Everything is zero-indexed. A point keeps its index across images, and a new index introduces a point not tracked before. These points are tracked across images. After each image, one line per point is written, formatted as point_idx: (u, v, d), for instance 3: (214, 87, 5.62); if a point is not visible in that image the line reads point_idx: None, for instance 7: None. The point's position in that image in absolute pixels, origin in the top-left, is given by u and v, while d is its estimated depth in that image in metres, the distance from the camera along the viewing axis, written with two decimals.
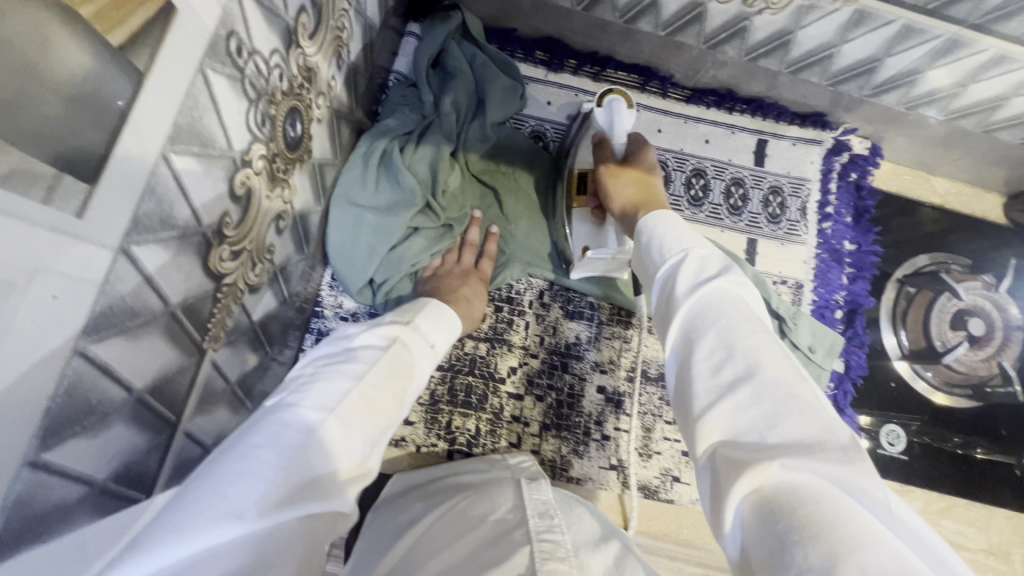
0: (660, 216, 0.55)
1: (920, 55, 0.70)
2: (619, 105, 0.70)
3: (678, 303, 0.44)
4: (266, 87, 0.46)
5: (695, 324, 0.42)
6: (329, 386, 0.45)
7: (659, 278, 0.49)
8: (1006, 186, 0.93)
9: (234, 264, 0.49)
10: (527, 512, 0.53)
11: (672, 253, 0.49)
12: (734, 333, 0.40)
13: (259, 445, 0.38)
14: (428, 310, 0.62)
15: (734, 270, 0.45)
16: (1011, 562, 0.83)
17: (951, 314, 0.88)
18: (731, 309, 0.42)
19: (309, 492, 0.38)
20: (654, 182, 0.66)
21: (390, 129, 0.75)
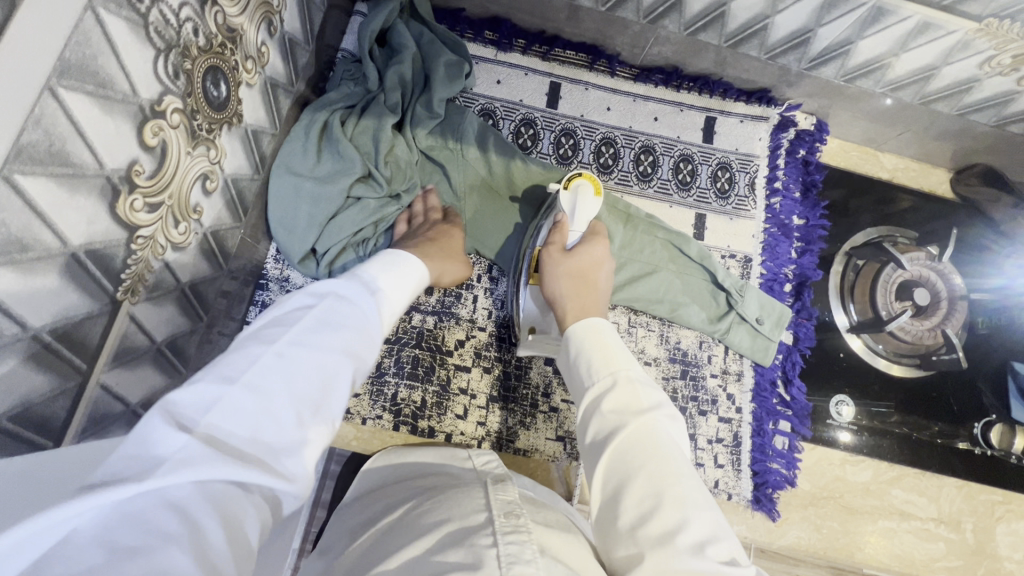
0: (590, 330, 0.58)
1: (848, 25, 0.72)
2: (585, 193, 0.71)
3: (606, 440, 0.48)
4: (177, 39, 0.47)
5: (621, 468, 0.46)
6: (242, 352, 0.40)
7: (588, 401, 0.53)
8: (951, 161, 0.95)
9: (152, 218, 0.50)
10: (491, 513, 0.47)
11: (602, 380, 0.53)
12: (657, 481, 0.44)
13: (156, 422, 0.34)
14: (377, 263, 0.57)
15: (660, 405, 0.50)
16: (961, 530, 0.84)
17: (896, 284, 0.88)
18: (653, 453, 0.46)
19: (224, 458, 0.33)
20: (597, 286, 0.70)
21: (333, 102, 0.77)
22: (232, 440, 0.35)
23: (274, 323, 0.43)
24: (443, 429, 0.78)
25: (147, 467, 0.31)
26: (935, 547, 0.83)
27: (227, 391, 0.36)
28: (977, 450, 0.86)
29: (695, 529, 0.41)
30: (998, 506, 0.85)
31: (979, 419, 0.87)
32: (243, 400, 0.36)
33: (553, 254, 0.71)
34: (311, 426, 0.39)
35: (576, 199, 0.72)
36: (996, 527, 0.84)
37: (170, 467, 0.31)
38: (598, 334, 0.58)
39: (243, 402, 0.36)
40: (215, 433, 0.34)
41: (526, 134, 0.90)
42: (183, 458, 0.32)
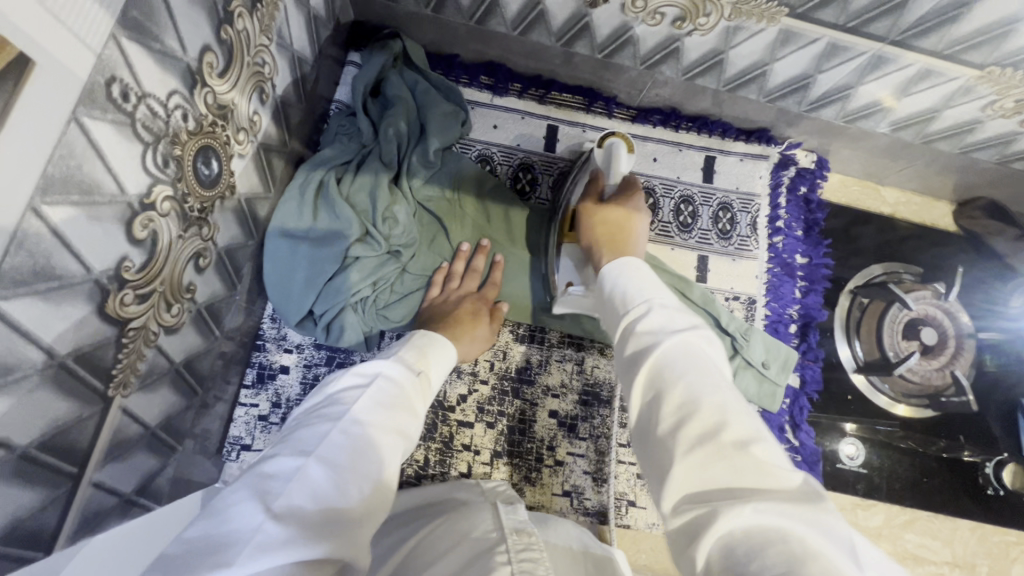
0: (627, 263, 0.55)
1: (849, 72, 0.71)
2: (618, 149, 0.70)
3: (642, 356, 0.44)
4: (166, 128, 0.45)
5: (658, 378, 0.42)
6: (308, 434, 0.46)
7: (622, 327, 0.49)
8: (954, 195, 0.94)
9: (143, 307, 0.48)
10: (504, 530, 0.50)
11: (638, 304, 0.49)
12: (699, 387, 0.40)
13: (242, 499, 0.39)
14: (413, 342, 0.62)
15: (699, 326, 0.45)
16: (976, 574, 0.82)
17: (903, 324, 0.87)
18: (694, 363, 0.42)
19: (300, 530, 0.38)
20: (635, 230, 0.67)
21: (328, 159, 0.76)
22: (305, 512, 0.39)
23: (332, 407, 0.49)
24: None
25: (234, 541, 0.36)
26: None
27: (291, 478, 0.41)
28: (990, 490, 0.85)
29: (739, 432, 0.37)
30: (1013, 548, 0.84)
31: (991, 458, 0.85)
32: (315, 474, 0.42)
33: (588, 206, 0.70)
34: (374, 500, 0.44)
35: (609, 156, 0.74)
36: (1012, 569, 0.83)
37: (255, 539, 0.36)
38: (633, 267, 0.54)
39: (314, 477, 0.41)
40: (291, 505, 0.39)
41: (524, 179, 0.89)
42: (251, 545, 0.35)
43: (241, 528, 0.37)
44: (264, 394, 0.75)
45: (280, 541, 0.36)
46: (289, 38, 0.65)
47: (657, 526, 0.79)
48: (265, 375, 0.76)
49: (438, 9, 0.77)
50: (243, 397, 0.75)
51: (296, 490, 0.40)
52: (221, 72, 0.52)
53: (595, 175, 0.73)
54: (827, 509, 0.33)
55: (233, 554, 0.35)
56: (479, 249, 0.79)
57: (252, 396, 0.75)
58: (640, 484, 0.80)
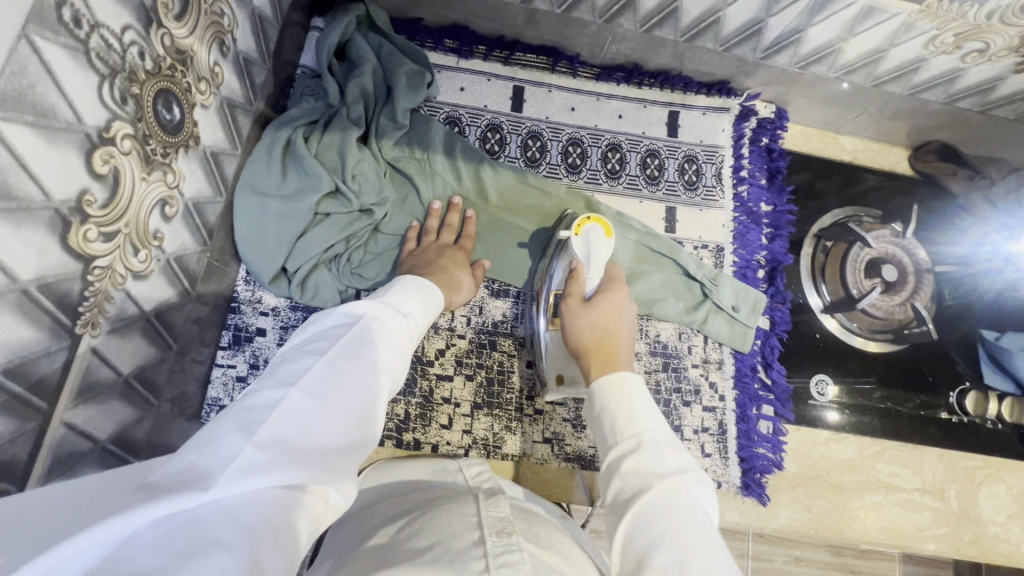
0: (617, 383, 0.58)
1: (797, 13, 0.74)
2: (597, 236, 0.72)
3: (629, 503, 0.49)
4: (123, 64, 0.46)
5: (642, 533, 0.46)
6: (292, 368, 0.47)
7: (612, 461, 0.53)
8: (908, 139, 0.98)
9: (108, 247, 0.48)
10: (483, 532, 0.47)
11: (625, 442, 0.53)
12: (683, 549, 0.44)
13: (225, 427, 0.40)
14: (401, 286, 0.63)
15: (687, 476, 0.50)
16: (945, 499, 0.85)
17: (865, 262, 0.89)
18: (677, 519, 0.46)
19: (284, 456, 0.40)
20: (620, 331, 0.69)
21: (294, 118, 0.76)
22: (289, 440, 0.41)
23: (317, 343, 0.50)
24: (429, 440, 0.77)
25: (216, 466, 0.38)
26: (921, 517, 0.84)
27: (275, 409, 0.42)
28: (954, 418, 0.88)
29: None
30: (979, 472, 0.87)
31: (954, 388, 0.89)
32: (299, 406, 0.43)
33: (574, 306, 0.71)
34: (358, 432, 0.46)
35: (588, 244, 0.72)
36: (978, 492, 0.86)
37: (238, 463, 0.38)
38: (625, 389, 0.57)
39: (299, 409, 0.43)
40: (274, 434, 0.41)
41: (493, 139, 0.90)
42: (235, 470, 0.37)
43: (224, 455, 0.38)
44: (241, 355, 0.74)
45: (264, 465, 0.38)
46: None
47: None
48: (242, 337, 0.75)
49: None
50: (220, 358, 0.74)
51: (280, 420, 0.42)
52: (177, 15, 0.52)
53: (575, 266, 0.73)
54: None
55: (216, 477, 0.37)
56: (452, 206, 0.81)
57: (229, 357, 0.74)
58: None
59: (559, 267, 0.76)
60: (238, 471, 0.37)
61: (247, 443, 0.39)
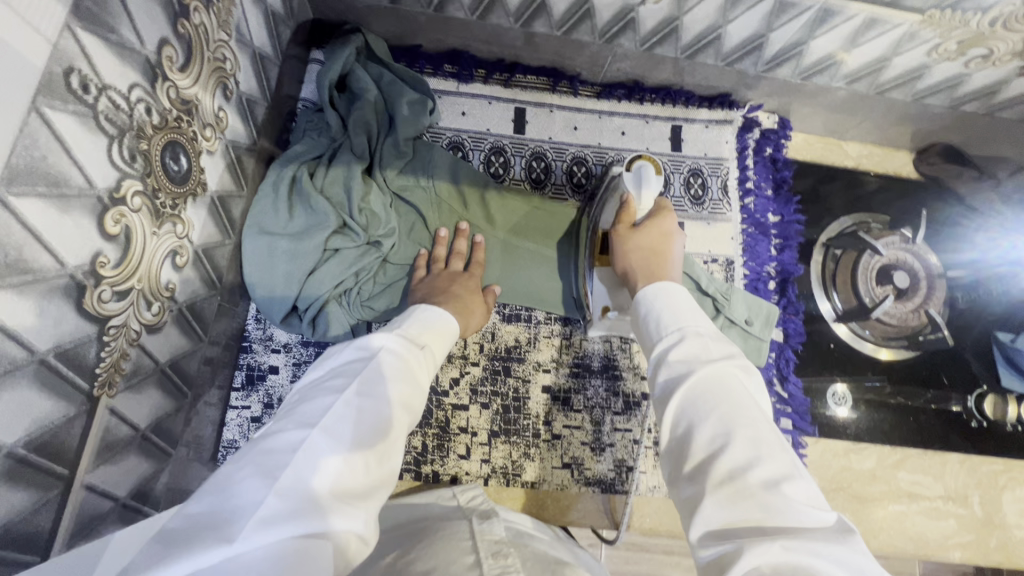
0: (662, 288, 0.55)
1: (799, 27, 0.74)
2: (648, 173, 0.67)
3: (676, 383, 0.45)
4: (131, 122, 0.46)
5: (688, 408, 0.43)
6: (311, 407, 0.46)
7: (654, 356, 0.50)
8: (912, 143, 0.97)
9: (122, 305, 0.48)
10: (479, 554, 0.49)
11: (669, 334, 0.50)
12: (730, 420, 0.41)
13: (246, 473, 0.40)
14: (414, 318, 0.62)
15: (736, 359, 0.46)
16: (969, 505, 0.85)
17: (876, 270, 0.90)
18: (725, 393, 0.43)
19: (305, 503, 0.39)
20: (671, 257, 0.64)
21: (298, 155, 0.76)
22: (310, 486, 0.40)
23: (335, 379, 0.49)
24: (447, 470, 0.77)
25: (238, 517, 0.37)
26: (946, 525, 0.84)
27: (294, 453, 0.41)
28: (973, 423, 0.88)
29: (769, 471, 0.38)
30: (1001, 476, 0.86)
31: (972, 392, 0.88)
32: (320, 448, 0.42)
33: (622, 233, 0.67)
34: (380, 473, 0.45)
35: (640, 178, 0.68)
36: (1001, 497, 0.86)
37: (260, 514, 0.37)
38: (669, 293, 0.54)
39: (318, 450, 0.42)
40: (295, 480, 0.40)
41: (497, 162, 0.89)
42: (256, 519, 0.37)
43: (245, 505, 0.38)
44: (255, 396, 0.74)
45: (285, 514, 0.38)
46: (248, 34, 0.65)
47: (658, 489, 0.80)
48: (255, 376, 0.74)
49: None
50: (233, 400, 0.73)
51: (301, 464, 0.41)
52: (182, 67, 0.52)
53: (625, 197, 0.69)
54: (854, 547, 0.34)
55: (238, 530, 0.36)
56: (461, 233, 0.80)
57: (243, 398, 0.73)
58: (639, 448, 0.80)
59: (608, 204, 0.73)
60: (259, 521, 0.37)
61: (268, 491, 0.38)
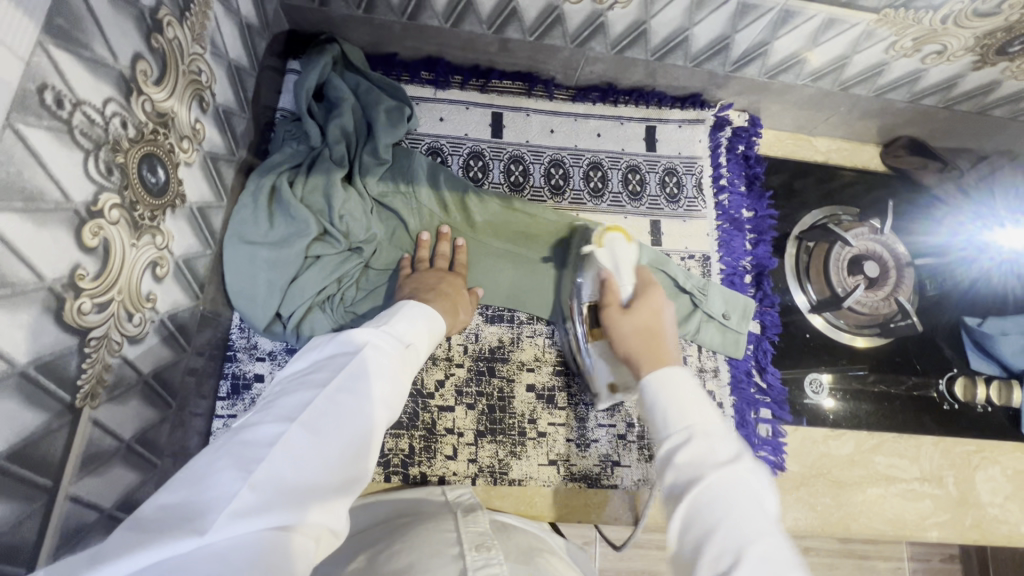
0: (664, 375, 0.56)
1: (763, 27, 0.76)
2: (619, 246, 0.74)
3: (685, 489, 0.47)
4: (106, 136, 0.46)
5: (697, 516, 0.46)
6: (291, 400, 0.47)
7: (661, 452, 0.52)
8: (878, 136, 1.01)
9: (102, 317, 0.48)
10: (463, 546, 0.51)
11: (675, 434, 0.51)
12: (741, 537, 0.43)
13: (223, 465, 0.41)
14: (402, 313, 0.63)
15: (742, 463, 0.48)
16: (944, 485, 0.87)
17: (847, 261, 0.91)
18: (736, 506, 0.45)
19: (279, 497, 0.40)
20: (665, 334, 0.67)
21: (277, 164, 0.77)
22: (284, 480, 0.41)
23: (318, 373, 0.51)
24: (435, 472, 0.78)
25: (212, 508, 0.38)
26: (922, 505, 0.86)
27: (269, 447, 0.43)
28: (945, 406, 0.91)
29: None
30: (973, 456, 0.89)
31: (942, 375, 0.92)
32: (296, 444, 0.44)
33: (612, 314, 0.69)
34: (355, 469, 0.46)
35: (614, 253, 0.74)
36: (975, 476, 0.88)
37: (233, 505, 0.38)
38: (671, 381, 0.55)
39: (295, 444, 0.43)
40: (270, 474, 0.41)
41: (476, 166, 0.90)
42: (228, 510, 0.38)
43: (221, 495, 0.39)
44: (241, 403, 0.74)
45: (258, 507, 0.39)
46: (223, 47, 0.66)
47: (644, 482, 0.81)
48: (240, 385, 0.75)
49: (370, 9, 0.79)
50: (219, 409, 0.74)
51: (276, 458, 0.42)
52: (157, 80, 0.53)
53: (606, 275, 0.73)
54: None
55: (210, 520, 0.38)
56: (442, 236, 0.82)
57: (228, 407, 0.74)
58: (623, 442, 0.82)
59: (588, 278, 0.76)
60: (233, 513, 0.38)
61: (244, 483, 0.40)
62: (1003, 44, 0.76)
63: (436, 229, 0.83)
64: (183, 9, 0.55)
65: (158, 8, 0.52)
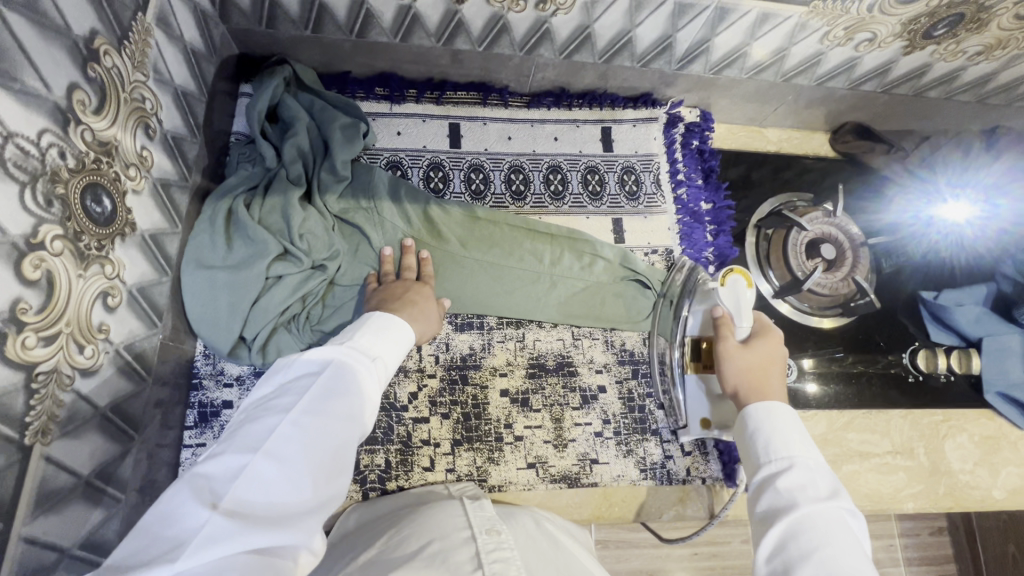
0: (769, 410, 0.60)
1: (701, 25, 0.80)
2: (741, 287, 0.77)
3: (780, 513, 0.51)
4: (43, 167, 0.46)
5: (790, 545, 0.49)
6: (254, 427, 0.46)
7: (759, 473, 0.56)
8: (826, 124, 1.04)
9: (50, 350, 0.47)
10: (474, 529, 0.52)
11: (779, 461, 0.55)
12: (833, 563, 0.46)
13: (187, 498, 0.40)
14: (368, 326, 0.60)
15: (841, 498, 0.51)
16: (916, 456, 0.89)
17: (804, 245, 0.92)
18: (830, 535, 0.48)
19: (251, 523, 0.40)
20: (775, 378, 0.69)
21: (233, 187, 0.77)
22: (252, 507, 0.41)
23: (280, 397, 0.49)
24: (414, 484, 0.77)
25: (182, 542, 0.37)
26: (897, 478, 0.87)
27: (237, 478, 0.42)
28: (909, 377, 0.93)
29: None
30: (941, 425, 0.91)
31: (905, 348, 0.95)
32: (263, 470, 0.43)
33: (728, 348, 0.72)
34: (327, 489, 0.46)
35: (735, 294, 0.77)
36: (944, 445, 0.90)
37: (202, 538, 0.37)
38: (778, 414, 0.60)
39: (262, 472, 0.43)
40: (239, 502, 0.41)
41: (436, 177, 0.91)
42: (199, 542, 0.37)
43: (190, 526, 0.38)
44: (210, 432, 0.73)
45: (228, 536, 0.38)
46: (168, 73, 0.66)
47: (624, 476, 0.81)
48: (208, 413, 0.73)
49: (318, 28, 0.80)
50: (187, 438, 0.72)
51: (244, 487, 0.41)
52: (96, 109, 0.52)
53: (721, 314, 0.76)
54: None
55: (180, 554, 0.37)
56: (406, 249, 0.81)
57: (197, 436, 0.72)
58: (600, 440, 0.82)
59: (696, 313, 0.82)
60: (202, 542, 0.37)
61: (210, 513, 0.39)
62: (927, 28, 0.80)
63: (400, 239, 0.82)
64: (122, 36, 0.56)
65: (94, 37, 0.52)
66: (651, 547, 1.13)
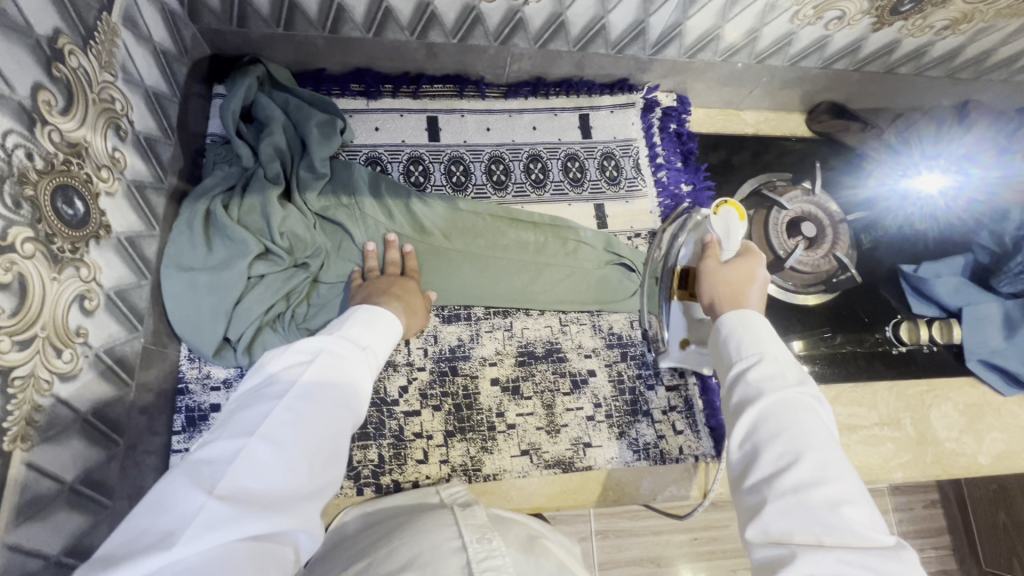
0: (742, 317, 0.61)
1: (672, 9, 0.80)
2: (733, 219, 0.81)
3: (751, 401, 0.52)
4: (10, 169, 0.45)
5: (759, 431, 0.50)
6: (247, 414, 0.45)
7: (732, 371, 0.57)
8: (801, 104, 1.06)
9: (26, 354, 0.47)
10: (465, 538, 0.52)
11: (749, 357, 0.56)
12: (800, 442, 0.48)
13: (182, 484, 0.40)
14: (356, 318, 0.60)
15: (806, 385, 0.52)
16: (902, 427, 0.90)
17: (784, 223, 0.94)
18: (797, 415, 0.50)
19: (248, 506, 0.39)
20: (752, 291, 0.70)
21: (210, 189, 0.76)
22: (250, 491, 0.41)
23: (272, 385, 0.48)
24: (408, 478, 0.77)
25: (179, 524, 0.37)
26: (885, 449, 0.88)
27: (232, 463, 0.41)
28: (893, 350, 0.94)
29: (833, 492, 0.44)
30: (926, 395, 0.92)
31: (888, 322, 0.96)
32: (258, 456, 0.42)
33: (710, 265, 0.76)
34: (323, 476, 0.46)
35: (726, 224, 0.81)
36: (930, 414, 0.91)
37: (200, 520, 0.37)
38: (749, 321, 0.60)
39: (258, 456, 0.42)
40: (237, 485, 0.40)
41: (417, 171, 0.90)
42: (197, 526, 0.37)
43: (186, 511, 0.38)
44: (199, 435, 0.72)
45: (227, 519, 0.38)
46: (138, 75, 0.65)
47: (617, 458, 0.81)
48: (196, 417, 0.73)
49: (289, 25, 0.80)
50: (176, 443, 0.71)
51: (241, 472, 0.41)
52: (64, 109, 0.52)
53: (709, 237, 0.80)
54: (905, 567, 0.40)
55: (178, 537, 0.36)
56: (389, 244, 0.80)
57: (186, 440, 0.72)
58: (591, 424, 0.83)
59: (689, 242, 0.86)
60: (200, 527, 0.37)
61: (208, 496, 0.38)
62: (894, 4, 0.81)
63: (383, 232, 0.82)
64: (87, 36, 0.55)
65: (58, 37, 0.51)
66: (650, 532, 1.14)
